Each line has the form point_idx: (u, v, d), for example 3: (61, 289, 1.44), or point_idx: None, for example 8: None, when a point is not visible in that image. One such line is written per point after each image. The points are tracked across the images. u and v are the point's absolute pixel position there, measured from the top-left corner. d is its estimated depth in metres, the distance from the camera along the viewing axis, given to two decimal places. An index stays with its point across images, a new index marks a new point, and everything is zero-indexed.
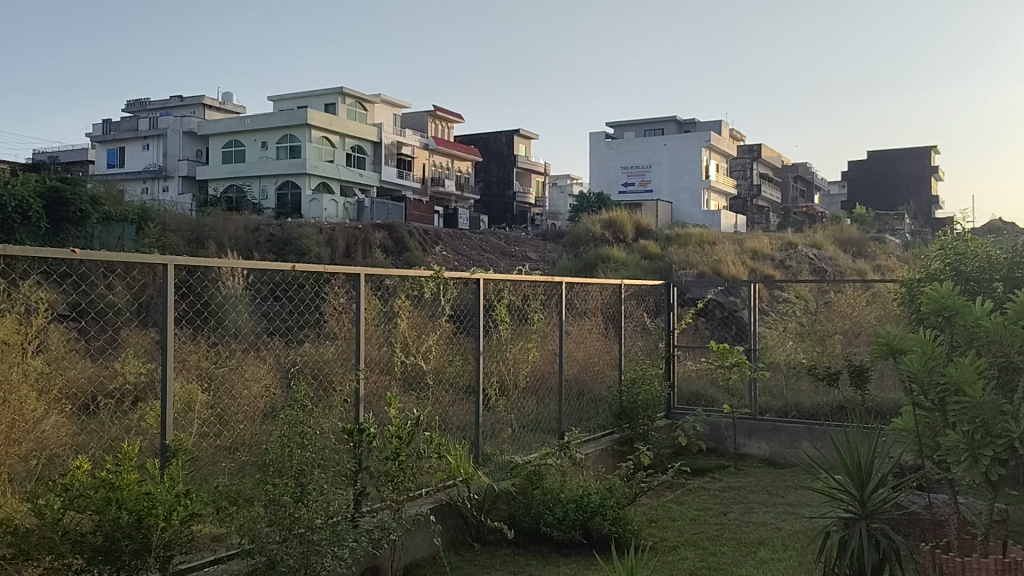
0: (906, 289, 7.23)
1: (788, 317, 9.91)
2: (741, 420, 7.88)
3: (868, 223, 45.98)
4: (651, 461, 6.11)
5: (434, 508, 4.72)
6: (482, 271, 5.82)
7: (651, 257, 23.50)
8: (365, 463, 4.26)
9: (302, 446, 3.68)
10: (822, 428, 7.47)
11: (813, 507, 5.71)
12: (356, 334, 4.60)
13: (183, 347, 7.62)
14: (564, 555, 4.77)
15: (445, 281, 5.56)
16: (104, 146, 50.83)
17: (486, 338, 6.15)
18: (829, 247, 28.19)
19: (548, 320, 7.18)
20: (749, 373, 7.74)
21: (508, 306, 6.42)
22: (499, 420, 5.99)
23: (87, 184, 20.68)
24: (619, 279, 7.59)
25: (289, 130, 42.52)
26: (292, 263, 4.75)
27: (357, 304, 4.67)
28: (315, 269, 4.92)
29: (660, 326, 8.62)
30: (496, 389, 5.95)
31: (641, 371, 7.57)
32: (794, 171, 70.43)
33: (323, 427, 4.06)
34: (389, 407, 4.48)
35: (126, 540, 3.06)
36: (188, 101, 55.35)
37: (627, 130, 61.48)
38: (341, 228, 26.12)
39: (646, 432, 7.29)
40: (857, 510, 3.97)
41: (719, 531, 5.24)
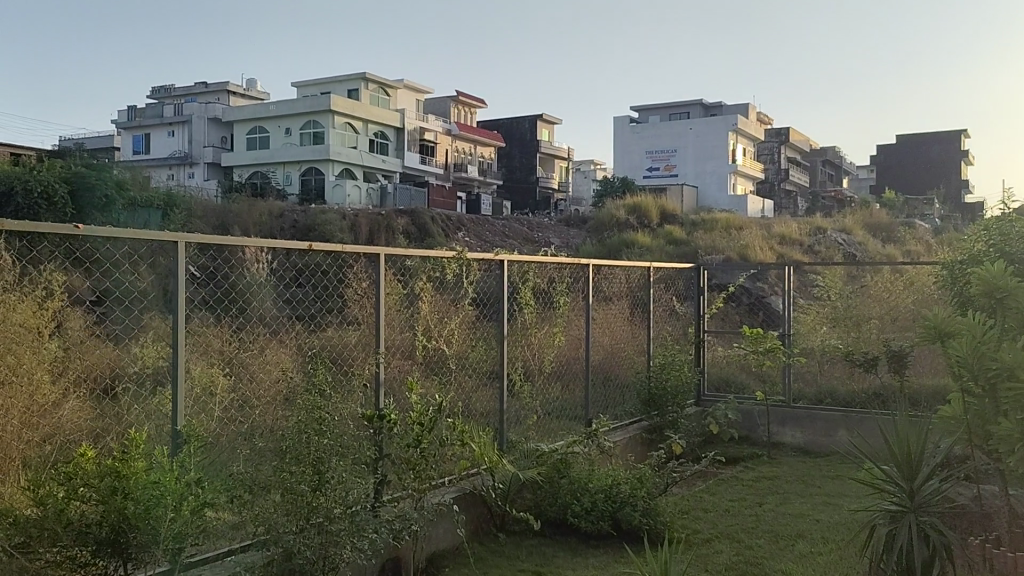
0: (948, 272, 6.95)
1: (822, 302, 9.65)
2: (774, 407, 7.64)
3: (898, 208, 45.19)
4: (683, 450, 5.90)
5: (458, 497, 4.54)
6: (507, 253, 5.63)
7: (676, 242, 23.19)
8: (386, 450, 4.11)
9: (321, 433, 3.51)
10: (859, 416, 7.22)
11: (853, 499, 5.48)
12: (376, 315, 4.44)
13: (202, 331, 7.51)
14: (593, 547, 4.58)
15: (468, 263, 5.37)
16: (130, 133, 51.20)
17: (510, 323, 5.96)
18: (859, 232, 27.70)
19: (574, 304, 6.98)
20: (783, 359, 7.51)
21: (534, 290, 6.22)
22: (524, 406, 5.82)
23: (113, 170, 20.75)
24: (647, 262, 7.38)
25: (313, 115, 42.48)
26: (309, 244, 4.57)
27: (377, 284, 4.50)
28: (333, 250, 4.74)
29: (690, 311, 8.40)
30: (521, 375, 5.76)
31: (671, 357, 7.36)
32: (820, 156, 69.49)
33: (343, 413, 3.89)
34: (411, 393, 4.31)
35: (132, 532, 2.92)
36: (213, 88, 55.57)
37: (652, 114, 60.93)
38: (365, 214, 26.05)
39: (676, 420, 7.07)
40: (904, 503, 3.74)
41: (755, 523, 5.03)
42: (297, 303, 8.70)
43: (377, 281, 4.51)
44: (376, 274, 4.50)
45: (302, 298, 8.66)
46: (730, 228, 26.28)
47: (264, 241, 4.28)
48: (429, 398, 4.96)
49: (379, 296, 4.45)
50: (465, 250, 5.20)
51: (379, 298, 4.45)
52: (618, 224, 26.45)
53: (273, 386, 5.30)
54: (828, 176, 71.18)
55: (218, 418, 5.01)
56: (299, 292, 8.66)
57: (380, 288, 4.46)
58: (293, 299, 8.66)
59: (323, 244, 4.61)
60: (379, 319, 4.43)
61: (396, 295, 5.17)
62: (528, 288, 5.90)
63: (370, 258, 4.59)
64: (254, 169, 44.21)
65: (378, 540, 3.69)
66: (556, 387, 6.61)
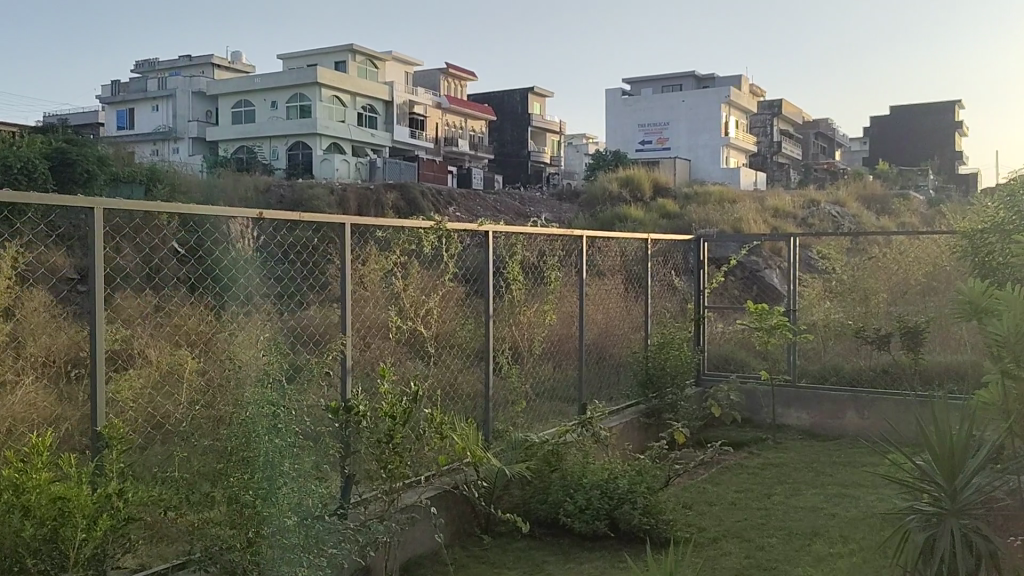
0: (967, 242, 6.47)
1: (826, 275, 9.15)
2: (780, 387, 7.16)
3: (891, 179, 44.69)
4: (685, 437, 5.40)
5: (437, 496, 4.06)
6: (491, 223, 5.10)
7: (670, 215, 22.68)
8: (354, 446, 3.64)
9: (271, 431, 3.04)
10: (870, 396, 6.76)
11: (871, 491, 5.04)
12: (344, 292, 3.94)
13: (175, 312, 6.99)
14: (587, 549, 4.12)
15: (449, 235, 4.84)
16: (114, 108, 50.30)
17: (497, 300, 5.46)
18: (853, 204, 27.23)
19: (566, 280, 6.47)
20: (790, 337, 7.02)
21: (522, 264, 5.70)
22: (511, 391, 5.32)
23: (93, 144, 20.09)
24: (645, 234, 6.86)
25: (299, 89, 41.68)
26: (261, 213, 4.04)
27: (344, 257, 4.01)
28: (292, 220, 4.21)
29: (688, 286, 7.92)
30: (508, 356, 5.28)
31: (669, 336, 6.86)
32: (813, 128, 68.88)
33: (300, 408, 3.42)
34: (381, 380, 3.83)
35: (34, 559, 2.42)
36: (198, 61, 54.67)
37: (643, 87, 60.18)
38: (352, 189, 25.46)
39: (675, 402, 6.58)
40: (945, 504, 3.25)
41: (765, 519, 4.58)
42: (274, 277, 8.18)
43: (346, 254, 4.02)
44: (344, 245, 4.01)
45: (279, 272, 8.16)
46: (724, 201, 25.77)
47: (211, 208, 3.78)
48: (405, 386, 4.47)
49: (345, 269, 3.97)
50: (445, 220, 4.67)
51: (346, 271, 3.97)
52: (610, 197, 25.90)
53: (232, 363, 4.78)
54: (821, 148, 70.58)
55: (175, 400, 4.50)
56: (278, 266, 8.15)
57: (347, 260, 3.97)
58: (270, 274, 8.15)
59: (280, 213, 4.10)
60: (345, 295, 3.94)
61: (371, 270, 4.64)
62: (517, 261, 5.37)
63: (336, 228, 4.10)
64: (241, 144, 43.41)
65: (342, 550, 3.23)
66: (544, 369, 6.14)
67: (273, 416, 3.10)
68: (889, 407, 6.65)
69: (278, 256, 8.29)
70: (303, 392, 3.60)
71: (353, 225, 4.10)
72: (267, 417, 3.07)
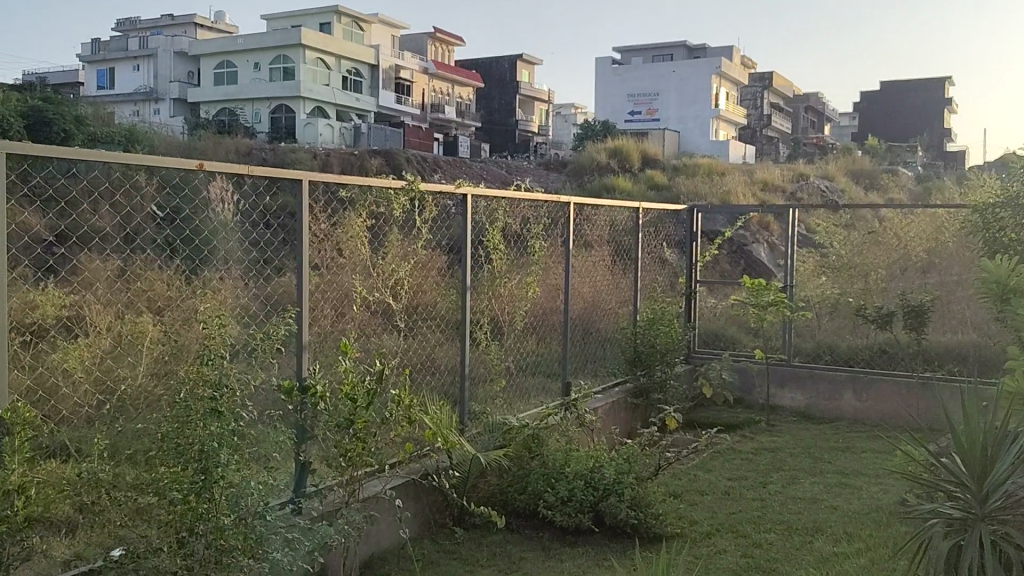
0: (978, 218, 6.10)
1: (822, 251, 8.76)
2: (775, 366, 6.79)
3: (880, 156, 44.33)
4: (678, 422, 5.00)
5: (404, 486, 3.68)
6: (470, 185, 4.65)
7: (658, 187, 22.25)
8: (311, 430, 3.29)
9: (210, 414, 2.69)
10: (869, 377, 6.42)
11: (874, 483, 4.70)
12: (302, 257, 3.54)
13: (135, 276, 6.50)
14: (569, 545, 3.75)
15: (421, 198, 4.40)
16: (95, 67, 49.26)
17: (475, 270, 5.04)
18: (842, 180, 26.86)
19: (551, 250, 6.05)
20: (787, 314, 6.64)
21: (505, 232, 5.28)
22: (490, 368, 4.92)
23: (68, 102, 19.43)
24: (636, 202, 6.43)
25: (284, 51, 40.88)
26: (202, 164, 3.59)
27: (300, 218, 3.60)
28: (240, 172, 3.76)
29: (681, 258, 7.51)
30: (486, 330, 4.87)
31: (660, 311, 6.46)
32: (803, 102, 68.33)
33: (251, 385, 3.07)
34: (343, 357, 3.43)
35: None
36: (181, 21, 53.53)
37: (634, 57, 59.43)
38: (336, 154, 24.86)
39: (664, 380, 6.26)
40: (973, 507, 2.91)
41: (762, 511, 4.22)
42: (251, 241, 7.73)
43: (304, 214, 3.61)
44: (301, 206, 3.61)
45: (256, 236, 7.71)
46: (712, 174, 25.33)
47: (148, 157, 3.38)
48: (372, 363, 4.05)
49: (304, 232, 3.57)
50: (418, 181, 4.24)
51: (305, 234, 3.57)
52: (598, 168, 25.41)
53: (191, 330, 4.36)
54: (810, 123, 70.06)
55: (129, 369, 4.09)
56: (256, 229, 7.69)
57: (305, 221, 3.57)
58: (246, 236, 7.70)
59: (230, 165, 3.70)
60: (303, 261, 3.54)
61: (337, 236, 4.21)
62: (499, 228, 4.91)
63: (294, 185, 3.68)
64: (223, 106, 42.47)
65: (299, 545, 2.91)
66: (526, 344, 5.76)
67: (213, 393, 2.72)
68: (889, 389, 6.33)
69: (256, 218, 7.83)
70: (255, 364, 3.22)
71: (312, 180, 3.68)
72: (208, 395, 2.70)
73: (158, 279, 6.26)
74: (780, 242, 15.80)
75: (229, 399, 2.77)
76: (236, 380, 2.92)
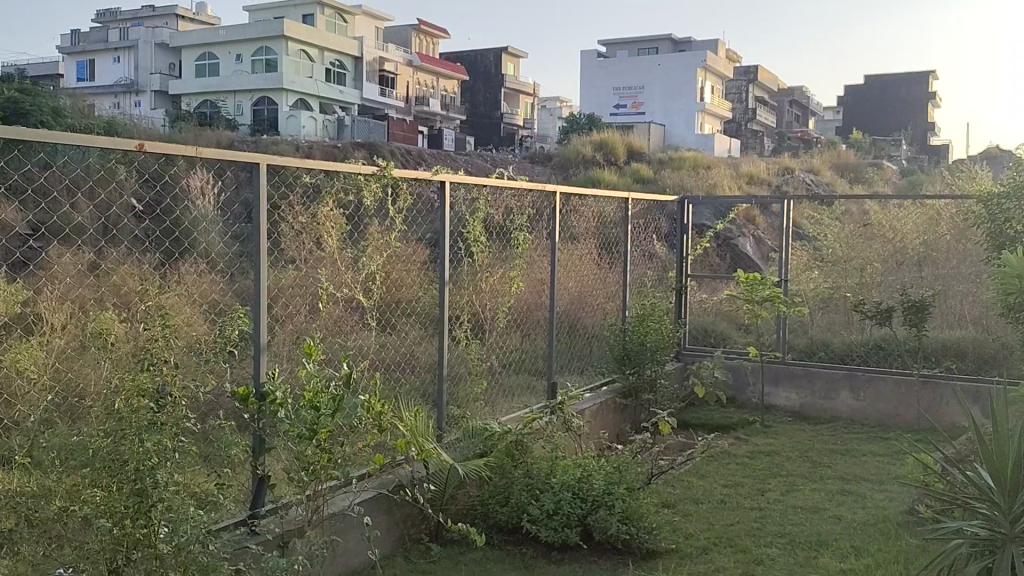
0: (982, 210, 5.84)
1: (814, 244, 8.47)
2: (769, 364, 6.49)
3: (865, 149, 44.24)
4: (672, 426, 4.65)
5: (375, 500, 3.37)
6: (447, 171, 4.28)
7: (644, 180, 21.95)
8: (269, 442, 3.01)
9: (148, 432, 2.40)
10: (867, 375, 6.15)
11: (879, 491, 4.43)
12: (259, 248, 3.20)
13: (101, 272, 6.12)
14: (555, 563, 3.45)
15: (394, 186, 4.05)
16: (75, 58, 48.59)
17: (453, 264, 4.70)
18: (828, 173, 26.65)
19: (535, 243, 5.73)
20: (782, 310, 6.35)
21: (487, 224, 4.95)
22: (469, 368, 4.60)
23: (42, 93, 19.00)
24: (625, 193, 6.10)
25: (266, 42, 40.40)
26: (144, 145, 3.20)
27: (258, 206, 3.26)
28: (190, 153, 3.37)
29: (671, 251, 7.19)
30: (466, 328, 4.54)
31: (650, 307, 6.12)
32: (788, 96, 68.24)
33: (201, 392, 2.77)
34: (307, 359, 3.12)
35: None
36: (161, 12, 52.93)
37: (620, 50, 59.20)
38: (318, 147, 24.48)
39: (655, 380, 5.89)
40: (1004, 531, 2.71)
41: (762, 522, 3.94)
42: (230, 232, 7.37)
43: (262, 202, 3.28)
44: (258, 191, 3.26)
45: (236, 227, 7.34)
46: (698, 167, 25.10)
47: (78, 138, 3.04)
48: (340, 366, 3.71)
49: (260, 220, 3.23)
50: (390, 166, 3.88)
51: (262, 223, 3.24)
52: (584, 161, 25.08)
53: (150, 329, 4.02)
54: (795, 117, 69.96)
55: (82, 372, 3.74)
56: (235, 220, 7.33)
57: (262, 209, 3.22)
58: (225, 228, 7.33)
59: (177, 146, 3.34)
60: (261, 251, 3.19)
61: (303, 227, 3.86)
62: (480, 219, 4.55)
63: (251, 169, 3.33)
64: (205, 98, 41.85)
65: (270, 568, 2.60)
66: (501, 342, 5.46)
67: (156, 412, 2.47)
68: (888, 388, 6.07)
69: (236, 209, 7.46)
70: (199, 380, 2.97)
71: (269, 163, 3.33)
72: (150, 416, 2.45)
73: (129, 275, 5.88)
74: (766, 236, 15.52)
75: (175, 417, 2.51)
76: (183, 394, 2.66)
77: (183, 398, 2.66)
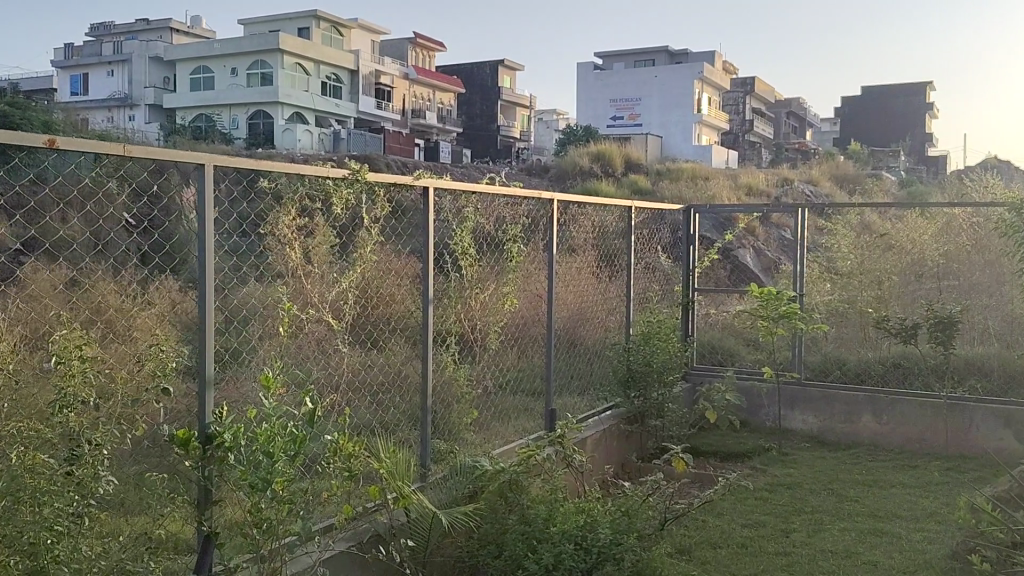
0: (1016, 219, 5.42)
1: (824, 255, 8.00)
2: (785, 385, 6.03)
3: (863, 161, 43.86)
4: (686, 466, 4.05)
5: (346, 554, 2.93)
6: (431, 175, 3.79)
7: (642, 190, 21.53)
8: (216, 493, 2.58)
9: (57, 494, 2.05)
10: (890, 397, 5.70)
11: (913, 531, 3.99)
12: (204, 269, 2.63)
13: (81, 287, 5.69)
14: None
15: (372, 190, 3.53)
16: (68, 72, 48.31)
17: (439, 279, 4.25)
18: (827, 184, 26.25)
19: (530, 256, 5.25)
20: (799, 327, 5.90)
21: (478, 236, 4.50)
22: (458, 395, 4.15)
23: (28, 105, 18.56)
24: (629, 201, 5.64)
25: (260, 55, 40.06)
26: (55, 140, 2.49)
27: (202, 219, 2.64)
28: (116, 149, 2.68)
29: (678, 264, 6.74)
30: (454, 351, 4.08)
31: (656, 324, 5.64)
32: (784, 108, 67.94)
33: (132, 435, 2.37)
34: (264, 393, 2.70)
35: None
36: (155, 25, 52.75)
37: (617, 62, 59.01)
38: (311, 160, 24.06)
39: (663, 404, 5.40)
40: None
41: (790, 570, 3.49)
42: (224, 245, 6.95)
43: (207, 212, 2.65)
44: (202, 198, 2.63)
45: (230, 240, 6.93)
46: (696, 178, 24.69)
47: None
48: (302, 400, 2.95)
49: (206, 234, 2.63)
50: (363, 168, 3.26)
51: (208, 237, 2.65)
52: (581, 173, 24.63)
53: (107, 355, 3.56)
54: (791, 128, 69.69)
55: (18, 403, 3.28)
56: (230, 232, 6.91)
57: (208, 221, 2.62)
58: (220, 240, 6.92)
59: (94, 141, 2.56)
60: (207, 274, 2.62)
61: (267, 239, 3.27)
62: (469, 229, 4.05)
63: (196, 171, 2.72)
64: (199, 112, 41.46)
65: None
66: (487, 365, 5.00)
67: (69, 465, 2.09)
68: (914, 411, 5.61)
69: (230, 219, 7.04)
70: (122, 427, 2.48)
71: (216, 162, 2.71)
72: (58, 472, 2.08)
73: (112, 291, 5.46)
74: (766, 247, 15.02)
75: (94, 467, 2.12)
76: (107, 439, 2.26)
77: (106, 445, 2.26)
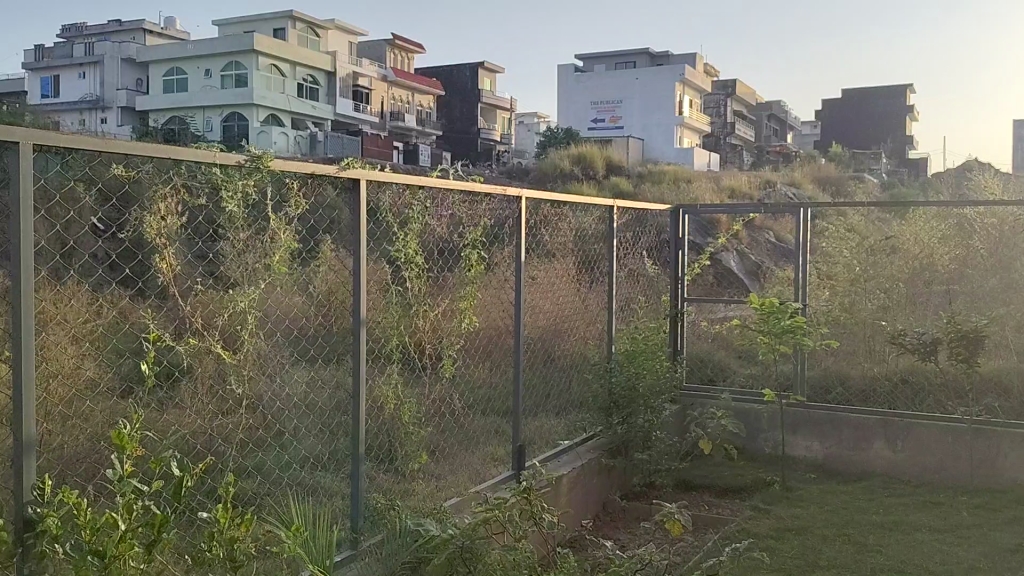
0: None
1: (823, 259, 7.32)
2: (787, 408, 5.34)
3: (845, 163, 43.49)
4: (686, 528, 3.18)
5: None
6: (367, 165, 3.05)
7: (623, 193, 20.86)
8: None
9: None
10: (906, 422, 5.03)
11: None
12: (19, 300, 1.87)
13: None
14: None
15: (287, 185, 2.78)
16: (37, 74, 47.08)
17: (381, 294, 3.52)
18: (810, 187, 25.70)
19: (496, 265, 4.52)
20: (805, 342, 5.22)
21: (431, 242, 3.77)
22: (404, 435, 3.43)
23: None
24: (612, 199, 4.92)
25: (234, 56, 39.13)
26: None
27: (23, 226, 1.88)
28: None
29: (666, 271, 6.03)
30: (398, 384, 3.36)
31: (642, 340, 4.92)
32: (765, 111, 67.57)
33: None
34: (116, 460, 2.00)
35: None
36: (127, 26, 51.70)
37: (597, 64, 58.56)
38: None
39: (650, 433, 4.67)
40: None
41: None
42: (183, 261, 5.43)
43: (26, 216, 1.88)
44: (16, 197, 1.86)
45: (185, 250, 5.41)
46: (679, 181, 24.05)
47: None
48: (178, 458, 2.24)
49: (21, 245, 1.87)
50: (268, 152, 2.45)
51: (27, 250, 1.88)
52: (561, 175, 23.93)
53: None
54: (773, 131, 69.38)
55: None
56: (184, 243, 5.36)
57: (24, 229, 1.86)
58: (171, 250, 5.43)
59: None
60: (24, 302, 1.87)
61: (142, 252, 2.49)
62: (416, 234, 3.32)
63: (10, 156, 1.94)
64: (172, 115, 40.51)
65: None
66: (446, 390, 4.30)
67: None
68: (932, 436, 4.95)
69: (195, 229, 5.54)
70: None
71: (37, 145, 1.93)
72: None
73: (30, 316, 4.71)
74: (751, 251, 14.34)
75: None
76: None
77: None
